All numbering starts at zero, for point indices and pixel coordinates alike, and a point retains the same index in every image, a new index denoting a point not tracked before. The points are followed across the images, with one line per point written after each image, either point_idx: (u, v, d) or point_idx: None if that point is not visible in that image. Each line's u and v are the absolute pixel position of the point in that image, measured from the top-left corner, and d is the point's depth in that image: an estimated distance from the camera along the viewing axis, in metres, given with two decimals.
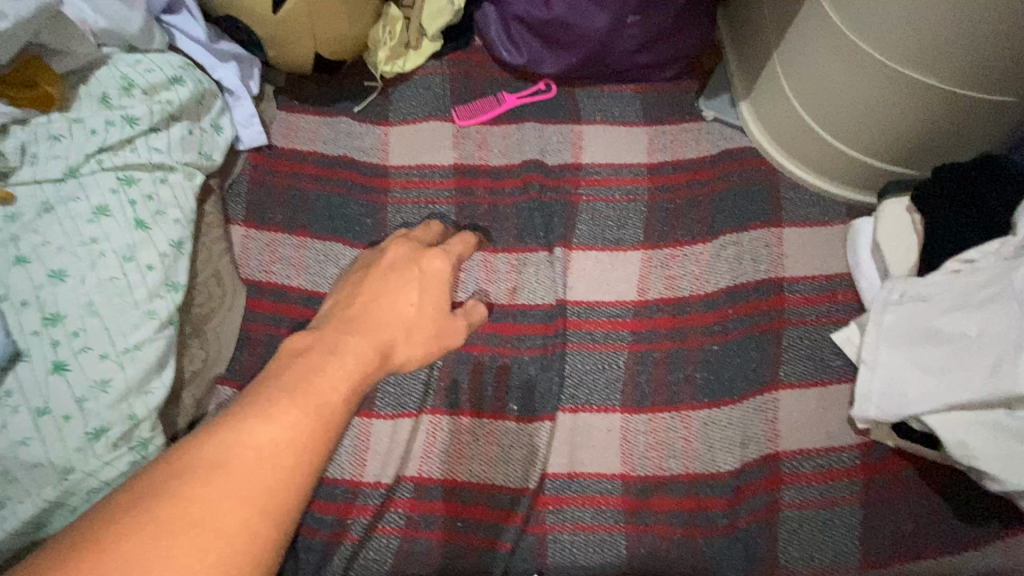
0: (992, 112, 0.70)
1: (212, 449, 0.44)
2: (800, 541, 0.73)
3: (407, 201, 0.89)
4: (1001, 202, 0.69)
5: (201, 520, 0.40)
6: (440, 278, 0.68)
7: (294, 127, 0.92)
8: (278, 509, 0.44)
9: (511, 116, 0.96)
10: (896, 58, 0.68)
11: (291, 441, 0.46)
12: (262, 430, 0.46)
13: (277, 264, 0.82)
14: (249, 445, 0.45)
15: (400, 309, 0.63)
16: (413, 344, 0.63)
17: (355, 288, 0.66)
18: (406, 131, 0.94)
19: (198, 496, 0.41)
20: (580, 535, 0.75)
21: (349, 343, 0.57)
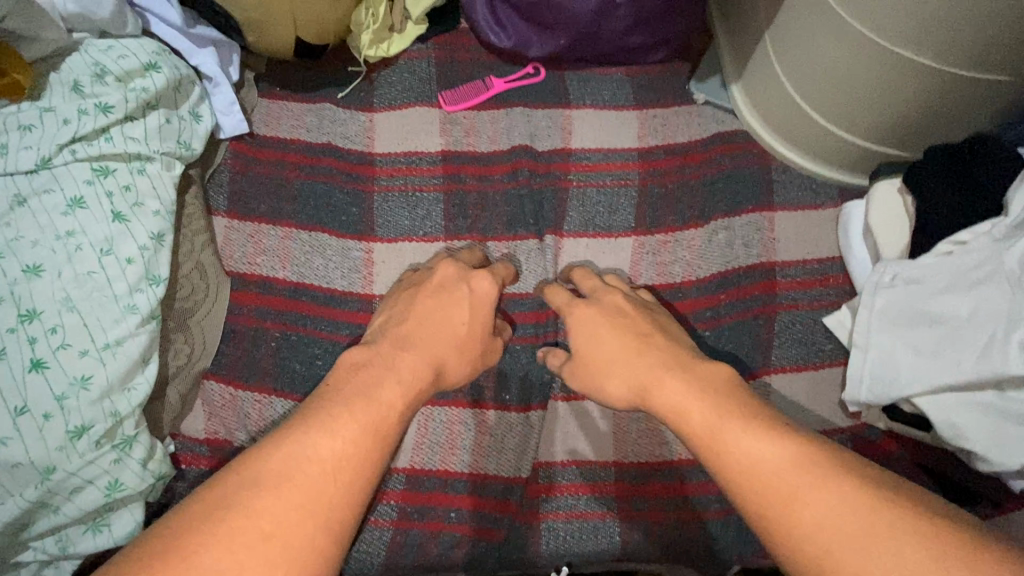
0: (985, 94, 0.69)
1: (279, 462, 0.52)
2: None
3: (394, 188, 0.86)
4: (993, 183, 0.68)
5: (280, 527, 0.49)
6: (487, 300, 0.74)
7: (277, 114, 0.90)
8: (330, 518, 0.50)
9: (499, 101, 0.94)
10: (890, 37, 0.66)
11: (348, 453, 0.54)
12: (325, 444, 0.54)
13: (262, 255, 0.80)
14: (314, 458, 0.53)
15: (453, 326, 0.71)
16: (463, 362, 0.71)
17: (408, 304, 0.73)
18: (392, 117, 0.92)
19: (273, 505, 0.50)
20: (575, 523, 0.75)
21: (406, 358, 0.65)
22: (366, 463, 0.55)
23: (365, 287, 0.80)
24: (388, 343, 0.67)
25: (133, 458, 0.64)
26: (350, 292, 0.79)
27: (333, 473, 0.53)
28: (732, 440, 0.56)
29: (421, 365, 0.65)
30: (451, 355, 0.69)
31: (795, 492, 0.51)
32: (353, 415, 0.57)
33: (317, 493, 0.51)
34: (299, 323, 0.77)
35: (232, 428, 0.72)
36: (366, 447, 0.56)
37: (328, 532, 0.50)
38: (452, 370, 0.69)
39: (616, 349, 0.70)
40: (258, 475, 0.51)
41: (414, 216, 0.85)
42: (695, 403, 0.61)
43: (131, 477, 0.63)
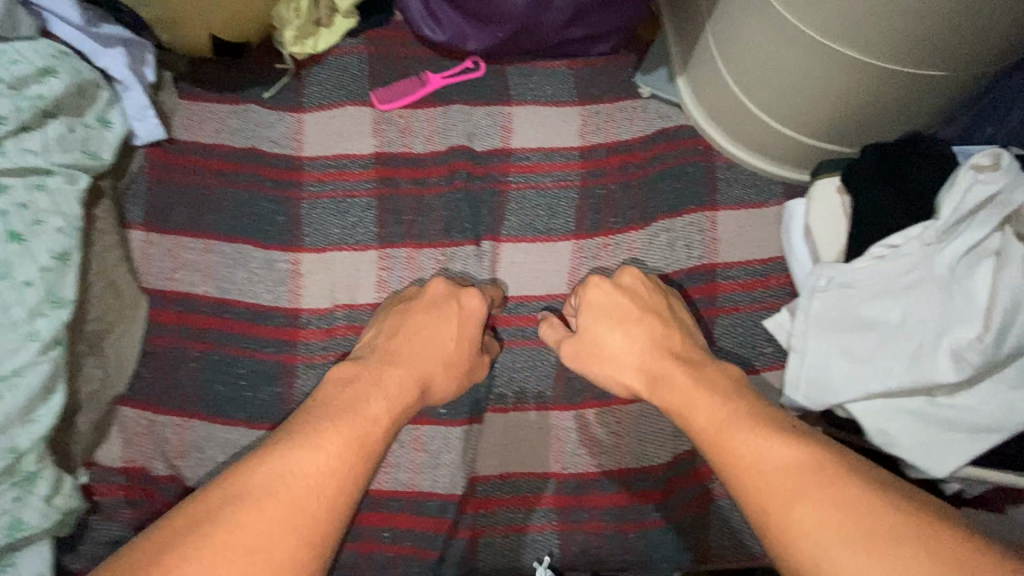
0: (922, 88, 0.67)
1: (263, 476, 0.50)
2: (733, 530, 0.74)
3: (323, 195, 0.82)
4: (926, 185, 0.66)
5: (260, 539, 0.47)
6: (475, 317, 0.71)
7: (199, 117, 0.85)
8: (315, 532, 0.49)
9: (436, 99, 0.90)
10: (827, 32, 0.63)
11: (334, 468, 0.52)
12: (309, 459, 0.52)
13: (181, 271, 0.76)
14: (300, 473, 0.51)
15: (441, 342, 0.68)
16: (449, 376, 0.68)
17: (398, 319, 0.70)
18: (322, 117, 0.87)
19: (256, 518, 0.47)
20: (512, 536, 0.74)
21: (393, 373, 0.62)
22: (343, 479, 0.52)
23: (292, 301, 0.76)
24: (375, 358, 0.64)
25: (36, 495, 0.61)
26: (275, 307, 0.76)
27: (315, 487, 0.51)
28: (741, 439, 0.54)
29: (402, 381, 0.62)
30: (436, 371, 0.66)
31: (801, 494, 0.48)
32: (338, 432, 0.54)
33: (297, 503, 0.49)
34: (221, 342, 0.73)
35: (151, 456, 0.69)
36: (347, 461, 0.53)
37: (304, 545, 0.48)
38: (439, 385, 0.67)
39: (627, 348, 0.69)
40: (243, 485, 0.49)
41: (345, 224, 0.81)
42: (700, 406, 0.59)
43: (34, 515, 0.60)
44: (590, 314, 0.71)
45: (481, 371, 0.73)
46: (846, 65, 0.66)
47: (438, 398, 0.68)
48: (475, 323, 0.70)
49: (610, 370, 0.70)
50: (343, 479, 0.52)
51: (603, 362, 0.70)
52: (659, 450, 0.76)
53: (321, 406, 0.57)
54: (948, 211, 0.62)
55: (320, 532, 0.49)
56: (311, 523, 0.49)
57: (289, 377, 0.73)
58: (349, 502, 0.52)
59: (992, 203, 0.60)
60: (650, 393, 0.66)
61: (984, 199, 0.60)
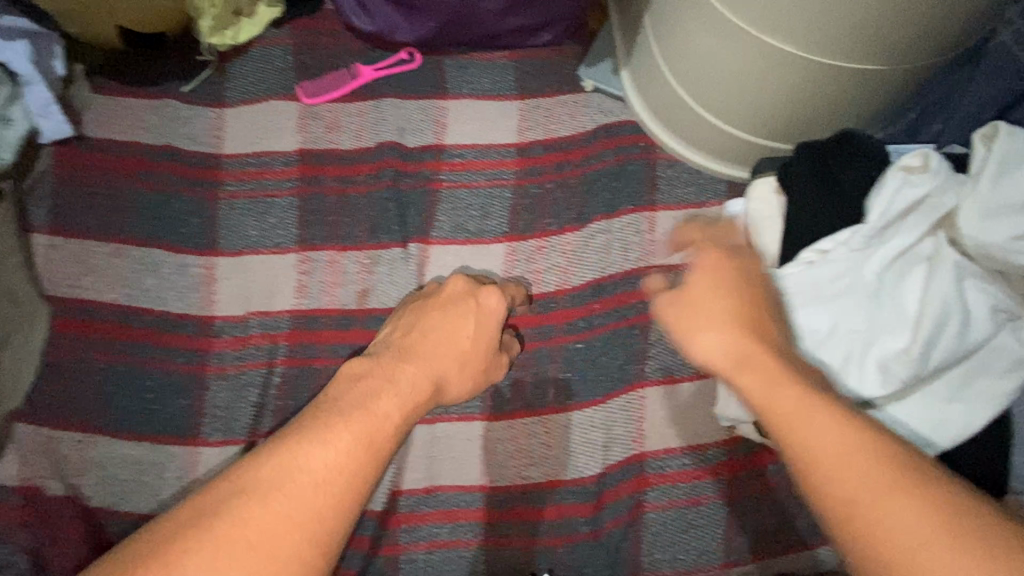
0: (860, 83, 0.64)
1: (267, 470, 0.43)
2: (665, 543, 0.72)
3: (242, 195, 0.78)
4: (856, 187, 0.63)
5: (268, 539, 0.41)
6: (494, 318, 0.65)
7: (113, 112, 0.80)
8: (321, 536, 0.42)
9: (367, 92, 0.86)
10: (758, 25, 0.60)
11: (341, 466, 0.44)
12: (317, 454, 0.44)
13: (87, 277, 0.72)
14: (304, 469, 0.43)
15: (456, 339, 0.62)
16: (463, 377, 0.62)
17: (415, 317, 0.64)
18: (244, 112, 0.83)
19: (261, 514, 0.41)
20: (436, 553, 0.72)
21: (408, 370, 0.55)
22: (355, 482, 0.45)
23: (205, 308, 0.73)
24: (391, 353, 0.57)
25: None
26: (188, 314, 0.72)
27: (323, 490, 0.43)
28: (816, 421, 0.41)
29: (421, 384, 0.55)
30: (452, 372, 0.60)
31: (892, 486, 0.38)
32: (348, 428, 0.47)
33: (298, 508, 0.42)
34: (128, 353, 0.70)
35: (50, 473, 0.65)
36: (359, 461, 0.45)
37: (301, 554, 0.41)
38: (453, 384, 0.61)
39: (732, 327, 0.49)
40: (249, 480, 0.43)
41: (263, 225, 0.77)
42: (777, 378, 0.45)
43: None
44: (695, 271, 0.53)
45: (497, 371, 0.69)
46: (778, 57, 0.62)
47: (449, 395, 0.61)
48: (496, 321, 0.66)
49: (702, 343, 0.49)
50: (354, 480, 0.44)
51: (692, 334, 0.50)
52: (589, 460, 0.74)
53: (335, 397, 0.50)
54: (875, 216, 0.59)
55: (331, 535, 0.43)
56: (311, 530, 0.42)
57: (200, 389, 0.70)
58: (354, 505, 0.44)
59: (920, 208, 0.59)
60: (738, 368, 0.47)
61: (912, 203, 0.59)
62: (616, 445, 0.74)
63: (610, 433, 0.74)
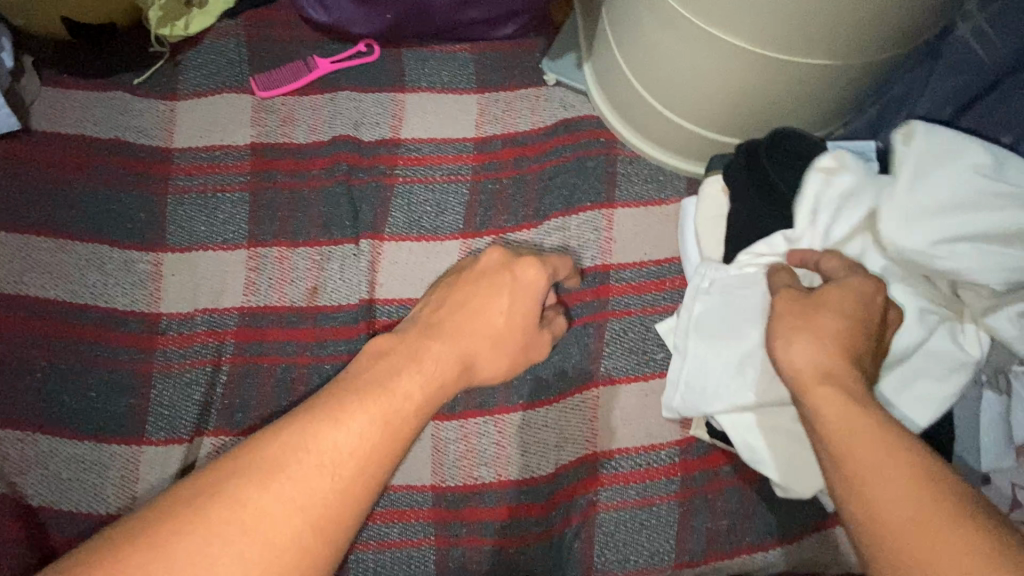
0: (810, 80, 0.62)
1: (276, 447, 0.41)
2: (617, 544, 0.71)
3: (191, 189, 0.77)
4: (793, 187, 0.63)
5: (268, 523, 0.39)
6: (532, 293, 0.59)
7: (61, 105, 0.79)
8: (328, 522, 0.40)
9: (322, 85, 0.84)
10: (707, 18, 0.58)
11: (357, 450, 0.42)
12: (333, 437, 0.42)
13: (31, 272, 0.71)
14: (317, 450, 0.41)
15: (489, 318, 0.57)
16: (496, 356, 0.57)
17: (446, 292, 0.60)
18: (196, 106, 0.81)
19: (266, 496, 0.39)
20: (386, 553, 0.71)
21: (434, 349, 0.52)
22: (375, 471, 0.43)
23: (151, 305, 0.72)
24: (415, 329, 0.54)
25: None
26: (133, 311, 0.71)
27: (346, 479, 0.41)
28: (881, 443, 0.40)
29: (446, 370, 0.51)
30: (485, 350, 0.56)
31: (948, 522, 0.35)
32: (366, 414, 0.44)
33: (319, 496, 0.40)
34: (70, 350, 0.69)
35: None
36: (376, 444, 0.44)
37: (314, 551, 0.39)
38: (486, 363, 0.56)
39: (825, 343, 0.48)
40: (270, 463, 0.40)
41: (212, 220, 0.76)
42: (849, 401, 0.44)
43: None
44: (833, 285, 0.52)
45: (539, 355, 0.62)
46: (729, 52, 0.61)
47: (483, 377, 0.57)
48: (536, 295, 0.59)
49: (791, 349, 0.49)
50: (376, 466, 0.43)
51: (783, 337, 0.50)
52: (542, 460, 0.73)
53: (352, 378, 0.48)
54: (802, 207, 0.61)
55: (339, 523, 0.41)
56: (327, 527, 0.40)
57: (145, 387, 0.69)
58: (372, 495, 0.43)
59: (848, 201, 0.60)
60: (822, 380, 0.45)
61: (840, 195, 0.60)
62: (568, 445, 0.73)
63: (563, 434, 0.73)
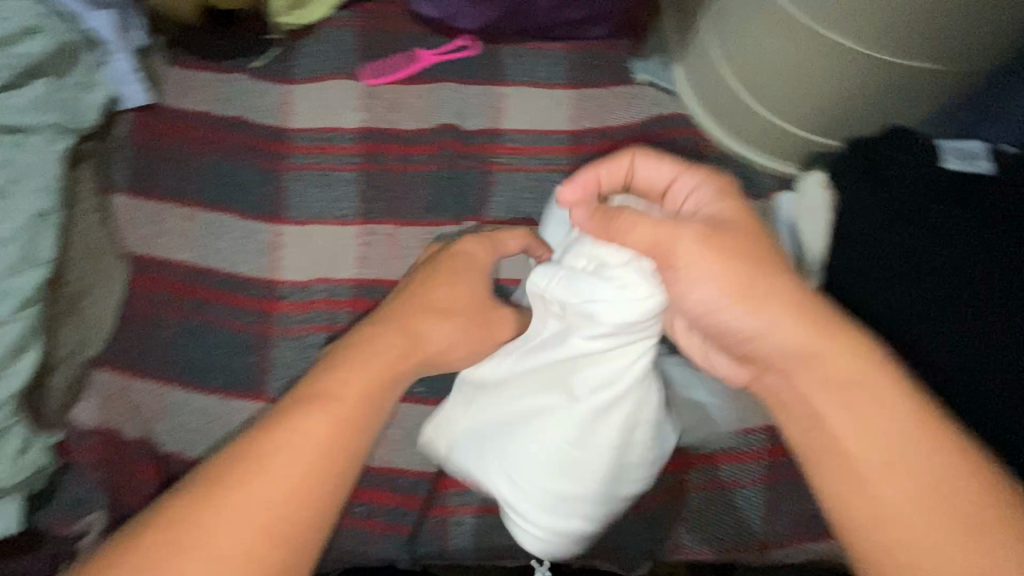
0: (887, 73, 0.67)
1: (241, 454, 0.45)
2: (705, 522, 0.74)
3: (308, 167, 0.82)
4: (896, 167, 0.63)
5: (231, 531, 0.42)
6: (478, 270, 0.65)
7: (187, 83, 0.84)
8: (293, 523, 0.44)
9: (426, 76, 0.89)
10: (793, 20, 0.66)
11: (315, 453, 0.46)
12: (293, 441, 0.46)
13: (163, 237, 0.77)
14: (276, 457, 0.45)
15: (433, 299, 0.61)
16: (452, 331, 0.60)
17: (407, 282, 0.65)
18: (310, 90, 0.86)
19: (231, 506, 0.43)
20: (484, 518, 0.73)
21: (383, 338, 0.56)
22: (330, 466, 0.46)
23: (270, 272, 0.76)
24: (370, 320, 0.59)
25: (5, 450, 0.61)
26: (255, 277, 0.76)
27: (297, 479, 0.45)
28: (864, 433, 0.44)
29: (409, 366, 0.56)
30: (457, 323, 0.61)
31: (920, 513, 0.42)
32: (321, 410, 0.48)
33: (285, 493, 0.44)
34: (198, 310, 0.74)
35: (127, 419, 0.69)
36: (335, 446, 0.47)
37: (290, 544, 0.43)
38: (436, 333, 0.59)
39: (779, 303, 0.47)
40: (234, 472, 0.44)
41: (327, 197, 0.81)
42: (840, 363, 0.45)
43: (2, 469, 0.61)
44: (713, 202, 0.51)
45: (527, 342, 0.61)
46: (838, 54, 0.65)
47: (447, 353, 0.60)
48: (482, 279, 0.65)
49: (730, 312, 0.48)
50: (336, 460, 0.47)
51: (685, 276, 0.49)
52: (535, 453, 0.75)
53: (311, 378, 0.51)
54: (552, 281, 0.57)
55: (305, 526, 0.44)
56: (280, 531, 0.43)
57: (264, 348, 0.73)
58: (341, 479, 0.47)
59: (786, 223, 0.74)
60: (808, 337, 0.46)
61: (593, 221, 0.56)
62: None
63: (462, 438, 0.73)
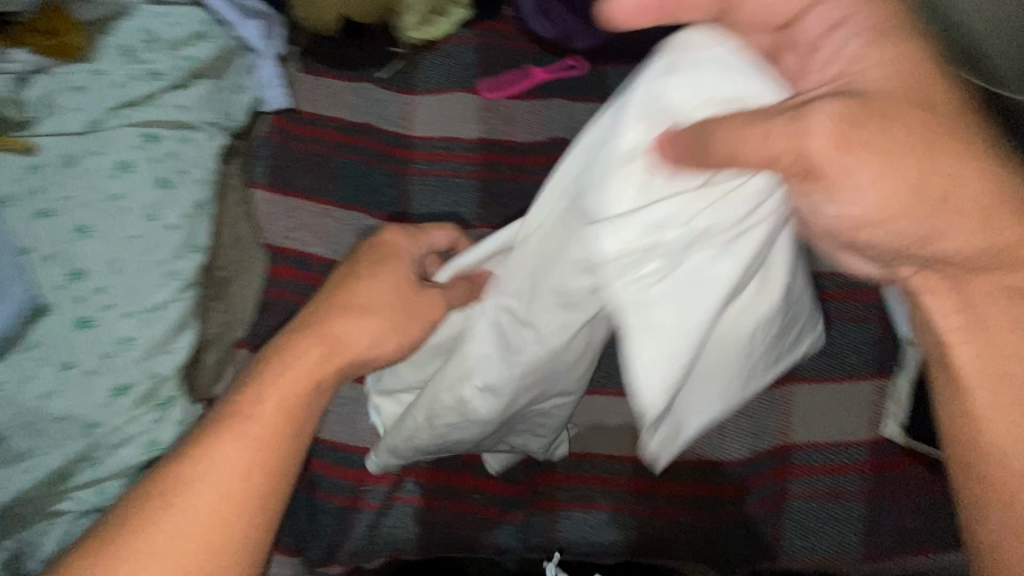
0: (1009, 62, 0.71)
1: (176, 472, 0.49)
2: (804, 530, 0.77)
3: (431, 172, 0.88)
4: None
5: (172, 542, 0.47)
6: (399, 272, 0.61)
7: (319, 90, 0.90)
8: (227, 530, 0.48)
9: (538, 92, 0.93)
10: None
11: (234, 472, 0.50)
12: (217, 461, 0.50)
13: (298, 231, 0.82)
14: (207, 476, 0.49)
15: (346, 305, 0.59)
16: (366, 334, 0.58)
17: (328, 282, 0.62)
18: (432, 101, 0.92)
19: (164, 522, 0.47)
20: (590, 513, 0.77)
21: (302, 351, 0.56)
22: (265, 477, 0.50)
23: None
24: (293, 325, 0.58)
25: (171, 419, 0.66)
26: None
27: (241, 485, 0.49)
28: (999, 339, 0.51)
29: (313, 370, 0.56)
30: (375, 321, 0.59)
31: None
32: (233, 436, 0.51)
33: (219, 508, 0.48)
34: None
35: None
36: (260, 461, 0.51)
37: (227, 553, 0.48)
38: (347, 332, 0.58)
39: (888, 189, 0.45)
40: (166, 490, 0.48)
41: (448, 201, 0.86)
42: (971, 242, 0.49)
43: (170, 435, 0.66)
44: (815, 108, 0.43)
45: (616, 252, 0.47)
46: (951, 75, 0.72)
47: (369, 354, 0.59)
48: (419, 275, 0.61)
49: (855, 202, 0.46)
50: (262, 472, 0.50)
51: (844, 191, 0.45)
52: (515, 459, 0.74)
53: (234, 391, 0.54)
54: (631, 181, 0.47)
55: (243, 532, 0.49)
56: (220, 542, 0.48)
57: None
58: (280, 490, 0.51)
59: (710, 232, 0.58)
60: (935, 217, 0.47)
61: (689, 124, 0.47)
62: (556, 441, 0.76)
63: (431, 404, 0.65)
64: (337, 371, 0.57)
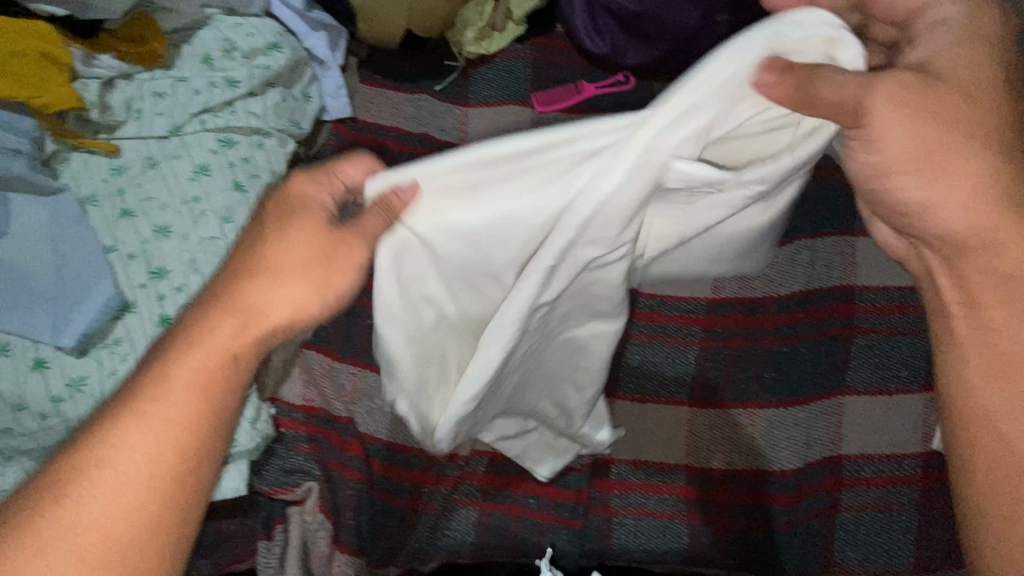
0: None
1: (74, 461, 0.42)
2: (856, 542, 0.76)
3: None
4: None
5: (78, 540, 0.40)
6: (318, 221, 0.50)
7: (379, 101, 0.93)
8: (143, 525, 0.42)
9: (587, 108, 0.95)
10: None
11: (148, 461, 0.42)
12: (124, 448, 0.42)
13: None
14: (110, 465, 0.42)
15: (257, 265, 0.48)
16: (292, 296, 0.48)
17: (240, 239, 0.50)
18: (487, 114, 0.95)
19: (70, 517, 0.41)
20: (645, 520, 0.78)
21: (216, 325, 0.46)
22: (183, 473, 0.43)
23: None
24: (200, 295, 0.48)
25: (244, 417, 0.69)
26: None
27: (143, 482, 0.42)
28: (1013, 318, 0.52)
29: (229, 342, 0.46)
30: (301, 285, 0.48)
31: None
32: (139, 421, 0.43)
33: (126, 509, 0.42)
34: None
35: (331, 399, 0.76)
36: (178, 449, 0.43)
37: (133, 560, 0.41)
38: (270, 300, 0.47)
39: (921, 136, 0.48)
40: (54, 484, 0.41)
41: None
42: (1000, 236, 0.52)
43: (242, 434, 0.68)
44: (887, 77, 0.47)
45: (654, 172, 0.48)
46: None
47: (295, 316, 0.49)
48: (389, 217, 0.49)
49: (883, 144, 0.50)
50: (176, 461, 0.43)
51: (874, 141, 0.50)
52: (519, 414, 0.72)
53: (142, 367, 0.46)
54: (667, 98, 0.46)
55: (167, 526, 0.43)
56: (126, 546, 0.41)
57: None
58: (200, 488, 0.45)
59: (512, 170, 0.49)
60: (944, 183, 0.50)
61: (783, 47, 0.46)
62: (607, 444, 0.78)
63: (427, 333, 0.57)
64: (254, 342, 0.47)
